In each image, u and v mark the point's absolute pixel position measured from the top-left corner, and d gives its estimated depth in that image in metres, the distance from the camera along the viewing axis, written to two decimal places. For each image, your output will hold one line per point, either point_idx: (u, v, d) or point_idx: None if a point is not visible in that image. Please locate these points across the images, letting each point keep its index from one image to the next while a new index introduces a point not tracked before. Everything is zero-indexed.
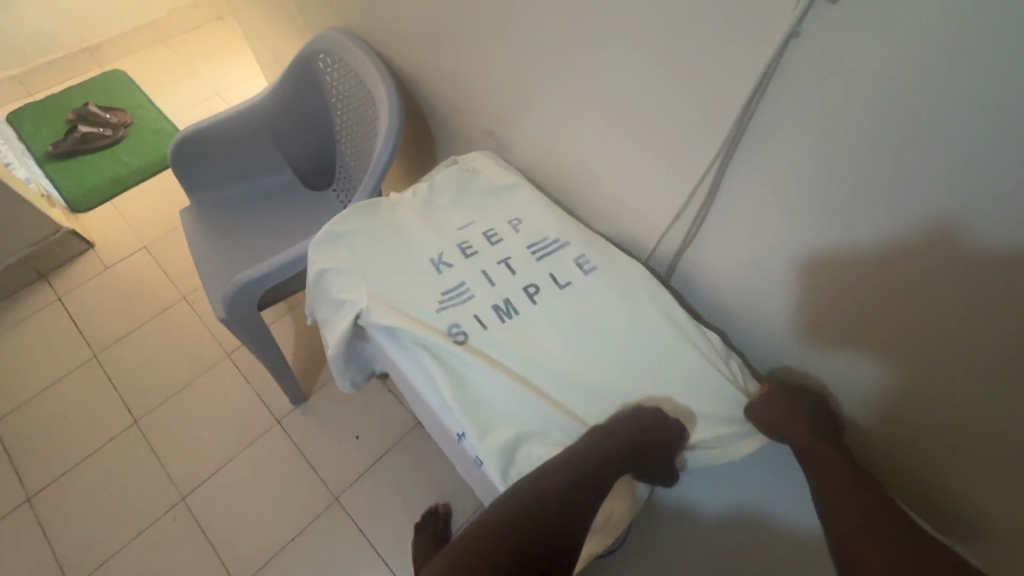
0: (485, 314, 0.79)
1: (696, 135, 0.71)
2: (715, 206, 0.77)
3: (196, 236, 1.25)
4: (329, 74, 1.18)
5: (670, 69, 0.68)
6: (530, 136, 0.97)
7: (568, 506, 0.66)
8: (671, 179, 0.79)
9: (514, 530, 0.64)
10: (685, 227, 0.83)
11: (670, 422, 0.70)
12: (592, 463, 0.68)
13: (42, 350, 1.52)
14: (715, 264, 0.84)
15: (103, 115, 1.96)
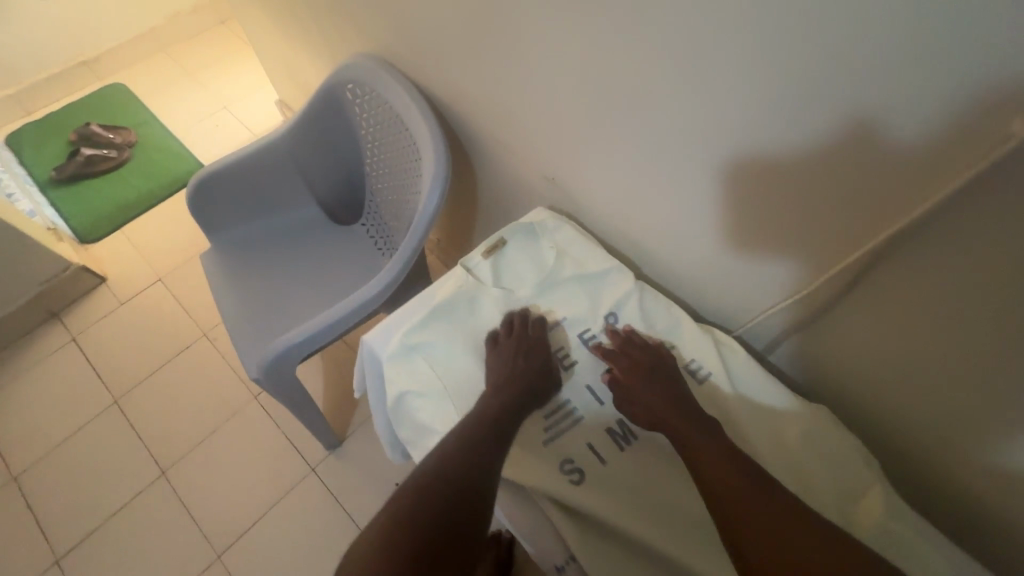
0: (601, 444, 0.64)
1: (827, 220, 0.58)
2: (844, 298, 0.63)
3: (216, 280, 1.15)
4: (358, 106, 1.07)
5: (795, 142, 0.54)
6: (594, 186, 0.84)
7: (473, 460, 0.56)
8: (783, 256, 0.65)
9: (419, 513, 0.51)
10: (792, 310, 0.69)
11: (539, 359, 0.67)
12: (492, 422, 0.60)
13: (60, 395, 1.44)
14: (830, 353, 0.70)
15: (105, 135, 1.86)
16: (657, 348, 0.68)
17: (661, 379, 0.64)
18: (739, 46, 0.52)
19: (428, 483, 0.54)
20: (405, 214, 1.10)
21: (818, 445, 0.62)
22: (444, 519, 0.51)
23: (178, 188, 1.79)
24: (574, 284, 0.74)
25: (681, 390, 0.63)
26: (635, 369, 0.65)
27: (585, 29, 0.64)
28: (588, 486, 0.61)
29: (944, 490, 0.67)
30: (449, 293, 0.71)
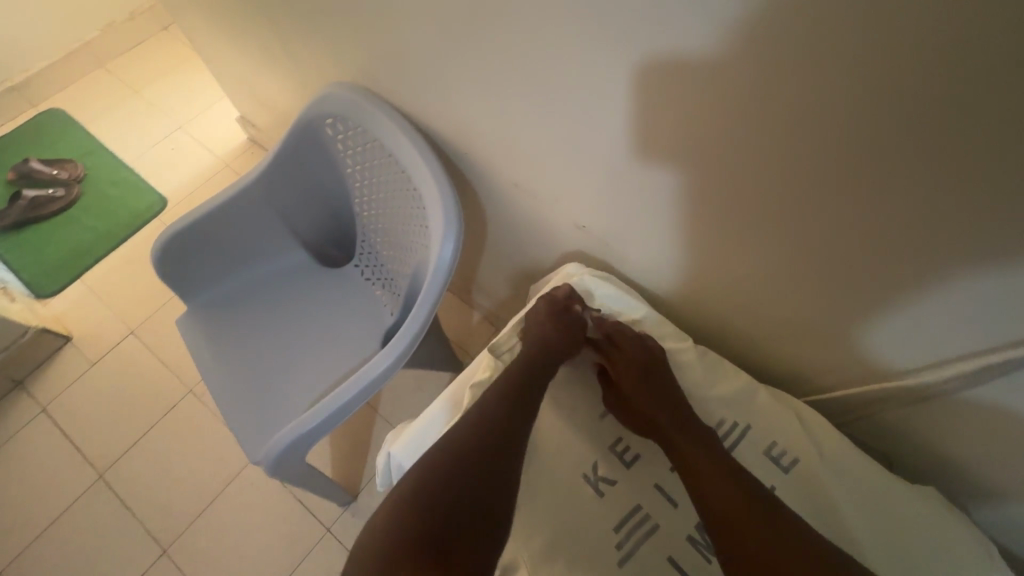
0: (685, 557, 0.58)
1: (966, 293, 0.48)
2: (987, 375, 0.53)
3: (199, 350, 1.02)
4: (341, 142, 0.93)
5: (923, 201, 0.44)
6: (641, 231, 0.72)
7: (502, 426, 0.61)
8: (898, 318, 0.55)
9: (451, 471, 0.57)
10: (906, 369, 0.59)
11: (563, 321, 0.71)
12: (519, 387, 0.65)
13: (37, 475, 1.31)
14: (937, 419, 0.61)
15: (48, 171, 1.66)
16: (648, 347, 0.68)
17: (649, 376, 0.65)
18: (877, 96, 0.40)
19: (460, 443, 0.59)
20: (409, 259, 0.98)
21: (933, 542, 0.56)
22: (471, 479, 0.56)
23: (139, 225, 1.61)
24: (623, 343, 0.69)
25: (669, 387, 0.65)
26: (624, 361, 0.67)
27: (642, 69, 0.52)
28: None
29: None
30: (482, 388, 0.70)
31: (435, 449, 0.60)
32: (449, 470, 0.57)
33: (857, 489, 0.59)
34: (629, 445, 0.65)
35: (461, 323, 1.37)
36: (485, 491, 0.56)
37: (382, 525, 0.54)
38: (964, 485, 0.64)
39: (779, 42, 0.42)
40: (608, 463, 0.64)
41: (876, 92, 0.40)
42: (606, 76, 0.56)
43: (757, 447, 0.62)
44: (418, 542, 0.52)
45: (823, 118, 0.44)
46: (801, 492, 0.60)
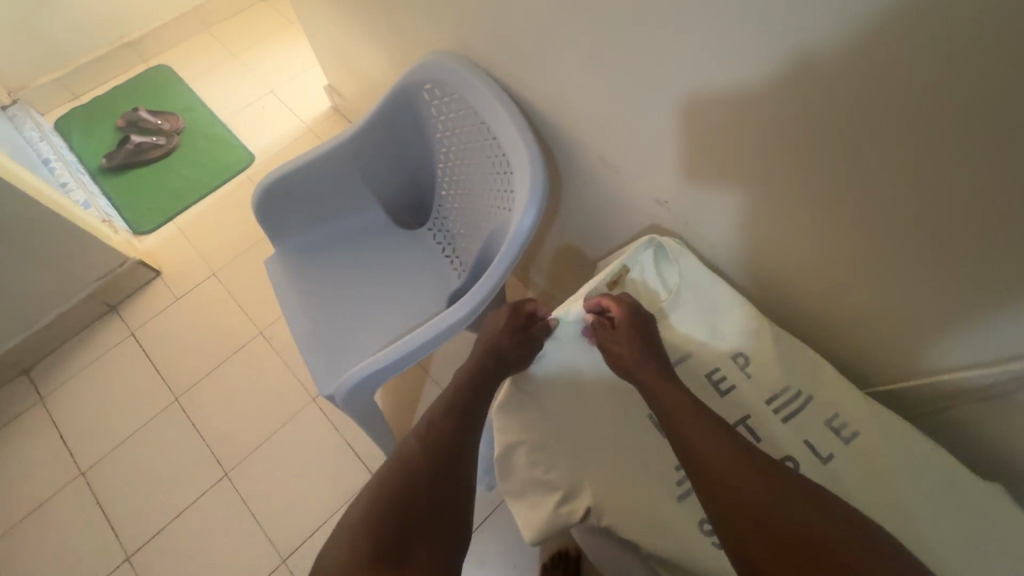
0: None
1: None
2: None
3: (286, 290, 1.11)
4: (435, 107, 0.99)
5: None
6: (721, 213, 0.74)
7: (450, 434, 0.70)
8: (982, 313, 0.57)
9: (406, 479, 0.65)
10: (977, 367, 0.60)
11: (511, 334, 0.76)
12: (468, 397, 0.74)
13: (122, 391, 1.44)
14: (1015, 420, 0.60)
15: (153, 121, 1.82)
16: (646, 325, 0.68)
17: (638, 341, 0.66)
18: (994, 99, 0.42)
19: (414, 453, 0.68)
20: (482, 226, 1.03)
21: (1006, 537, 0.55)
22: (423, 483, 0.65)
23: (228, 178, 1.74)
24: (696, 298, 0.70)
25: (657, 352, 0.66)
26: (626, 336, 0.67)
27: (751, 51, 0.54)
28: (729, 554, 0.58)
29: None
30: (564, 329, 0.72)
31: (390, 462, 0.68)
32: (403, 478, 0.65)
33: (929, 475, 0.58)
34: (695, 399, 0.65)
35: (517, 297, 1.42)
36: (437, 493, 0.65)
37: (347, 534, 0.61)
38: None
39: (903, 39, 0.44)
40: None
41: (994, 94, 0.42)
42: (717, 65, 0.59)
43: (819, 417, 0.62)
44: (374, 544, 0.59)
45: (937, 116, 0.46)
46: (864, 466, 0.59)
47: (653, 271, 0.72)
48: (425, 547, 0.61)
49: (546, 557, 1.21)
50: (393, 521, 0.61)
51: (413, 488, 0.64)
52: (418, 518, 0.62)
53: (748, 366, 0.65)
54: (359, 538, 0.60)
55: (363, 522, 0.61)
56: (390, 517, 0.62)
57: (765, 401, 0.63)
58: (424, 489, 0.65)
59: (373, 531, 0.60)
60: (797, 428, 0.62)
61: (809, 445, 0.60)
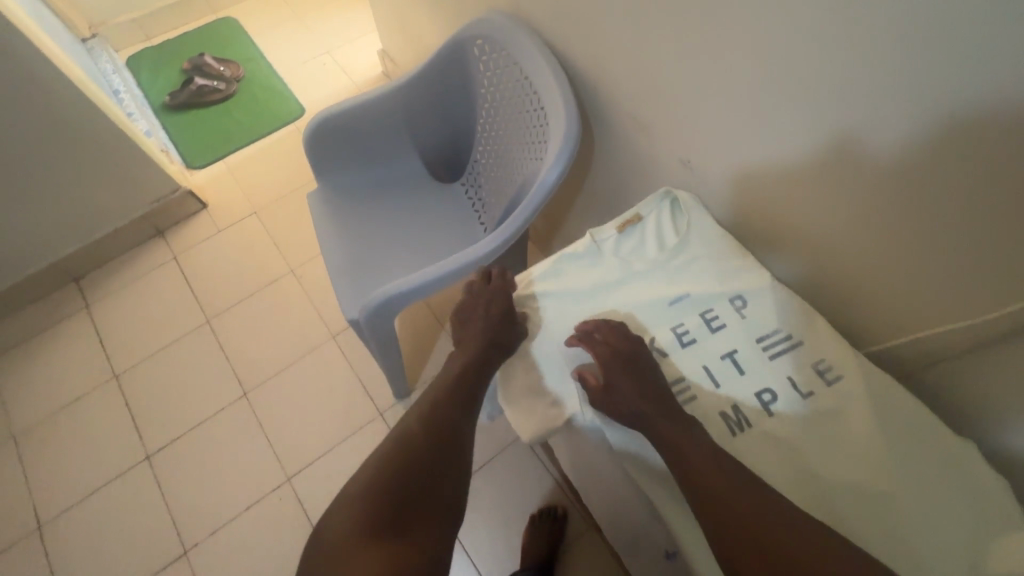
0: (711, 426, 0.61)
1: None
2: None
3: (324, 222, 1.19)
4: (482, 63, 1.05)
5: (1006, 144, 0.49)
6: (736, 177, 0.78)
7: (448, 420, 0.75)
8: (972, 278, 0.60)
9: (405, 466, 0.70)
10: (963, 336, 0.63)
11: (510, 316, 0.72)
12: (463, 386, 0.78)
13: (158, 308, 1.55)
14: (987, 387, 0.63)
15: (216, 67, 1.93)
16: (636, 350, 0.65)
17: (631, 367, 0.63)
18: (999, 59, 0.45)
19: (413, 440, 0.73)
20: (512, 181, 1.09)
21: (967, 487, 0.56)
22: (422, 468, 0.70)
23: (278, 127, 1.84)
24: (705, 243, 0.72)
25: (650, 377, 0.63)
26: (617, 366, 0.62)
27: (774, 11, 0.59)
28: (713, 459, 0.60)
29: None
30: (570, 255, 0.72)
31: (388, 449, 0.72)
32: (402, 464, 0.70)
33: (904, 423, 0.60)
34: (688, 329, 0.67)
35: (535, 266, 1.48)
36: (436, 476, 0.71)
37: (353, 516, 0.66)
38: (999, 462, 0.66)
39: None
40: (663, 338, 0.67)
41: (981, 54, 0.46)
42: (744, 27, 0.63)
43: (806, 360, 0.64)
44: (376, 525, 0.65)
45: (936, 77, 0.50)
46: (838, 406, 0.61)
47: (668, 217, 0.74)
48: (426, 525, 0.67)
49: (535, 510, 1.26)
50: (394, 505, 0.67)
51: (412, 474, 0.70)
52: (418, 501, 0.68)
53: (744, 308, 0.67)
54: (363, 521, 0.66)
55: (365, 506, 0.67)
56: (389, 498, 0.67)
57: (753, 341, 0.66)
58: (423, 472, 0.70)
59: (375, 513, 0.66)
60: (782, 366, 0.64)
61: (790, 381, 0.63)
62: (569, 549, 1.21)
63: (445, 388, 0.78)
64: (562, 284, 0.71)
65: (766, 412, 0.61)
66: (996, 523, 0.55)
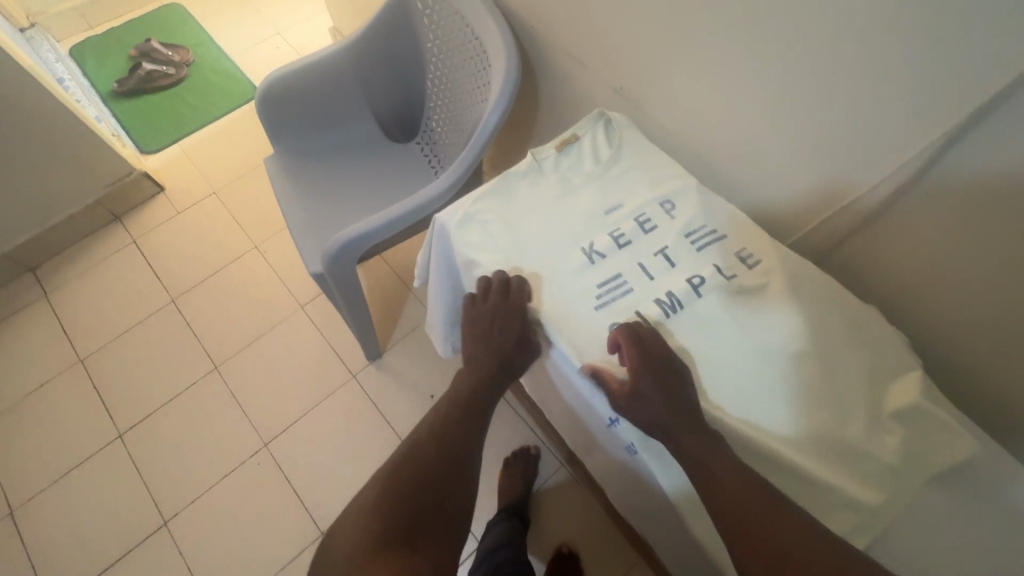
0: (647, 311, 0.66)
1: (903, 112, 0.59)
2: (914, 190, 0.63)
3: (283, 184, 1.21)
4: (427, 16, 1.09)
5: (871, 22, 0.56)
6: (662, 97, 0.84)
7: (456, 434, 0.69)
8: (853, 163, 0.67)
9: (408, 482, 0.64)
10: (853, 217, 0.70)
11: (504, 302, 0.68)
12: (469, 398, 0.73)
13: (121, 291, 1.53)
14: (883, 259, 0.71)
15: (165, 52, 1.91)
16: (671, 361, 0.61)
17: (662, 378, 0.59)
18: None
19: (418, 454, 0.67)
20: (463, 130, 1.13)
21: (867, 339, 0.64)
22: (427, 485, 0.64)
23: (232, 108, 1.84)
24: (637, 158, 0.78)
25: (683, 393, 0.59)
26: (649, 378, 0.59)
27: None
28: None
29: (969, 391, 0.71)
30: (514, 174, 0.78)
31: (391, 466, 0.67)
32: (404, 479, 0.64)
33: (815, 293, 0.66)
34: (624, 231, 0.72)
35: None
36: (442, 494, 0.64)
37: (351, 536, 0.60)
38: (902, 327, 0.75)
39: None
40: (601, 240, 0.72)
41: None
42: None
43: (730, 249, 0.70)
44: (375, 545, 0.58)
45: None
46: (757, 284, 0.67)
47: (602, 137, 0.80)
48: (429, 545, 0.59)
49: (509, 453, 1.30)
50: (395, 524, 0.60)
51: (417, 490, 0.63)
52: (422, 522, 0.61)
53: (673, 209, 0.73)
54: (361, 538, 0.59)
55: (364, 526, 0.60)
56: (391, 514, 0.61)
57: (683, 237, 0.71)
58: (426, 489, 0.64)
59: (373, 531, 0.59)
60: (708, 255, 0.70)
61: (715, 266, 0.69)
62: (544, 490, 1.26)
63: (451, 403, 0.73)
64: (508, 200, 0.76)
65: (696, 294, 0.67)
66: (893, 367, 0.62)
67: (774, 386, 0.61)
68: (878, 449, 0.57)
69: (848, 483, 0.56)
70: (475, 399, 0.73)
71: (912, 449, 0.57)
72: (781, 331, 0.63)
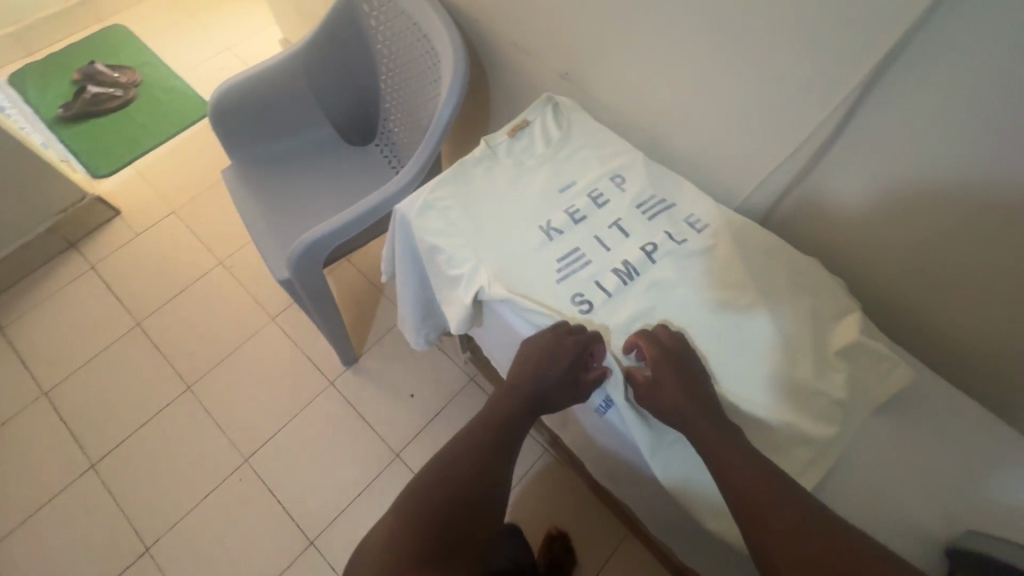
0: (606, 281, 0.69)
1: (819, 74, 0.64)
2: (838, 144, 0.68)
3: (242, 195, 1.20)
4: (374, 18, 1.11)
5: None
6: (605, 79, 0.88)
7: (491, 461, 0.68)
8: (781, 125, 0.71)
9: (443, 502, 0.63)
10: (791, 175, 0.75)
11: (567, 344, 0.64)
12: (506, 425, 0.71)
13: (82, 320, 1.49)
14: (821, 211, 0.76)
15: (110, 74, 1.87)
16: (694, 357, 0.62)
17: (684, 374, 0.60)
18: None
19: (450, 473, 0.66)
20: (419, 127, 1.15)
21: (806, 286, 0.68)
22: (460, 504, 0.64)
23: (185, 126, 1.81)
24: (586, 138, 0.81)
25: (704, 387, 0.60)
26: (670, 373, 0.60)
27: None
28: (601, 306, 0.67)
29: (912, 324, 0.76)
30: (469, 161, 0.80)
31: (421, 481, 0.66)
32: (437, 499, 0.64)
33: (759, 250, 0.70)
34: (578, 207, 0.75)
35: None
36: (474, 517, 0.64)
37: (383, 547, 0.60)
38: (844, 273, 0.80)
39: None
40: (557, 217, 0.75)
41: None
42: None
43: (679, 216, 0.74)
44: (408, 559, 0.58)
45: None
46: (705, 246, 0.71)
47: (551, 120, 0.83)
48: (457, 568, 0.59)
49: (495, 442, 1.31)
50: (430, 544, 0.59)
51: (451, 509, 0.63)
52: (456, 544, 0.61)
53: (623, 183, 0.77)
54: (395, 548, 0.59)
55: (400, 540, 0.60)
56: (426, 531, 0.60)
57: (633, 208, 0.75)
58: (458, 508, 0.63)
59: (408, 545, 0.59)
60: (659, 222, 0.73)
61: (666, 232, 0.72)
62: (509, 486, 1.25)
63: (487, 428, 0.71)
64: (465, 187, 0.78)
65: (650, 260, 0.70)
66: (835, 309, 0.66)
67: (728, 337, 0.65)
68: (827, 385, 0.61)
69: (802, 419, 0.60)
70: (513, 428, 0.71)
71: (854, 379, 0.62)
72: (731, 286, 0.67)
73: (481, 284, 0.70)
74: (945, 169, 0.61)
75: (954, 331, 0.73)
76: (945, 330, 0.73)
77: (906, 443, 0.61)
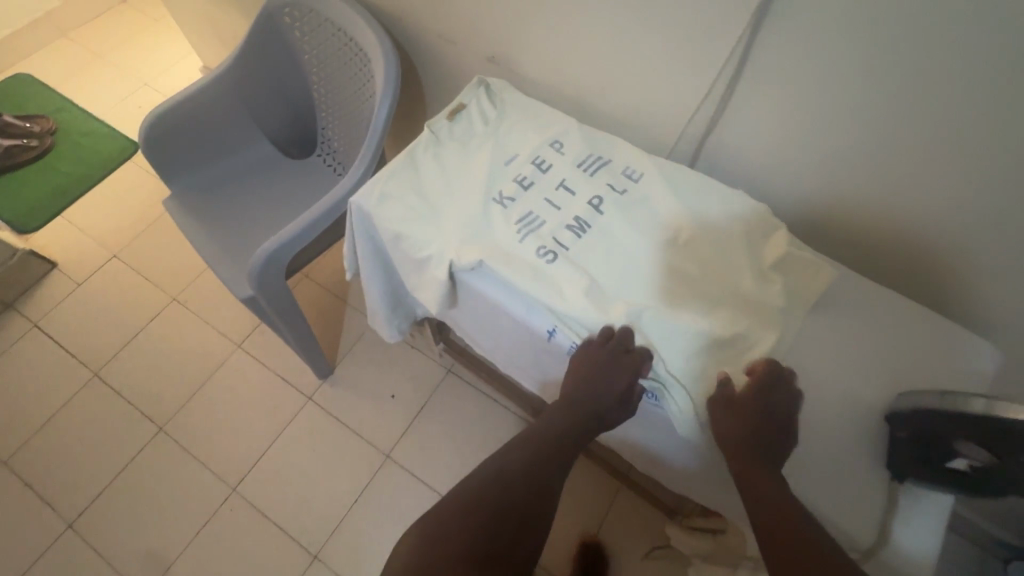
0: (563, 235, 0.74)
1: (714, 23, 0.72)
2: (740, 84, 0.77)
3: (188, 221, 1.19)
4: (297, 29, 1.12)
5: None
6: (529, 56, 0.93)
7: (542, 471, 0.72)
8: (691, 74, 0.79)
9: (493, 506, 0.67)
10: (708, 118, 0.83)
11: (626, 356, 0.65)
12: (560, 439, 0.73)
13: (33, 380, 1.42)
14: (738, 147, 0.84)
15: (20, 124, 1.76)
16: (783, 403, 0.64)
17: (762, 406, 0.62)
18: None
19: (503, 479, 0.70)
20: (358, 129, 1.17)
21: (736, 212, 0.75)
22: (507, 506, 0.68)
23: (113, 167, 1.75)
24: (521, 112, 0.87)
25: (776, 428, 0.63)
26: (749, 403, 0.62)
27: None
28: (561, 257, 0.72)
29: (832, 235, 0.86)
30: (416, 147, 0.83)
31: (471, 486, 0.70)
32: (487, 503, 0.67)
33: (692, 188, 0.78)
34: (526, 174, 0.80)
35: None
36: (522, 522, 0.67)
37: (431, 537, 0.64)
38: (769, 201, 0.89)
39: None
40: (507, 186, 0.79)
41: None
42: None
43: (617, 169, 0.80)
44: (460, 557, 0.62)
45: None
46: (643, 192, 0.78)
47: (486, 99, 0.88)
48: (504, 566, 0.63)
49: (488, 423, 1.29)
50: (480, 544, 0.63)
51: (499, 510, 0.67)
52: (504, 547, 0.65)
53: (562, 147, 0.83)
54: (442, 534, 0.64)
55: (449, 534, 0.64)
56: (476, 530, 0.65)
57: (576, 168, 0.81)
58: (507, 510, 0.67)
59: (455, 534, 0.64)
60: (600, 177, 0.79)
61: (608, 184, 0.78)
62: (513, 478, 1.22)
63: (542, 441, 0.74)
64: (416, 171, 0.81)
65: (598, 211, 0.76)
66: (765, 229, 0.74)
67: (678, 266, 0.71)
68: (765, 294, 0.69)
69: (751, 325, 0.67)
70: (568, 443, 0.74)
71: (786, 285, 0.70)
72: (670, 223, 0.74)
73: (450, 257, 0.74)
74: (830, 92, 0.70)
75: (865, 233, 0.82)
76: (859, 234, 0.83)
77: (840, 335, 0.70)
